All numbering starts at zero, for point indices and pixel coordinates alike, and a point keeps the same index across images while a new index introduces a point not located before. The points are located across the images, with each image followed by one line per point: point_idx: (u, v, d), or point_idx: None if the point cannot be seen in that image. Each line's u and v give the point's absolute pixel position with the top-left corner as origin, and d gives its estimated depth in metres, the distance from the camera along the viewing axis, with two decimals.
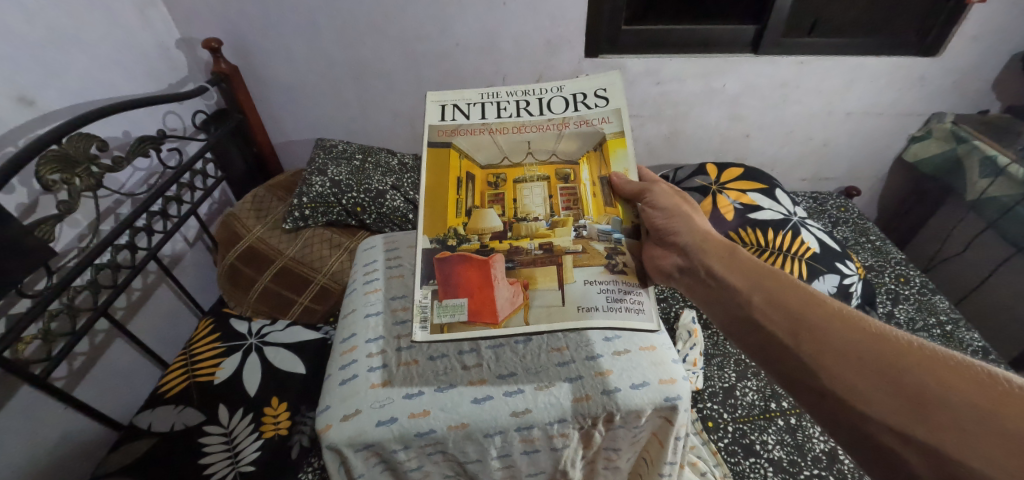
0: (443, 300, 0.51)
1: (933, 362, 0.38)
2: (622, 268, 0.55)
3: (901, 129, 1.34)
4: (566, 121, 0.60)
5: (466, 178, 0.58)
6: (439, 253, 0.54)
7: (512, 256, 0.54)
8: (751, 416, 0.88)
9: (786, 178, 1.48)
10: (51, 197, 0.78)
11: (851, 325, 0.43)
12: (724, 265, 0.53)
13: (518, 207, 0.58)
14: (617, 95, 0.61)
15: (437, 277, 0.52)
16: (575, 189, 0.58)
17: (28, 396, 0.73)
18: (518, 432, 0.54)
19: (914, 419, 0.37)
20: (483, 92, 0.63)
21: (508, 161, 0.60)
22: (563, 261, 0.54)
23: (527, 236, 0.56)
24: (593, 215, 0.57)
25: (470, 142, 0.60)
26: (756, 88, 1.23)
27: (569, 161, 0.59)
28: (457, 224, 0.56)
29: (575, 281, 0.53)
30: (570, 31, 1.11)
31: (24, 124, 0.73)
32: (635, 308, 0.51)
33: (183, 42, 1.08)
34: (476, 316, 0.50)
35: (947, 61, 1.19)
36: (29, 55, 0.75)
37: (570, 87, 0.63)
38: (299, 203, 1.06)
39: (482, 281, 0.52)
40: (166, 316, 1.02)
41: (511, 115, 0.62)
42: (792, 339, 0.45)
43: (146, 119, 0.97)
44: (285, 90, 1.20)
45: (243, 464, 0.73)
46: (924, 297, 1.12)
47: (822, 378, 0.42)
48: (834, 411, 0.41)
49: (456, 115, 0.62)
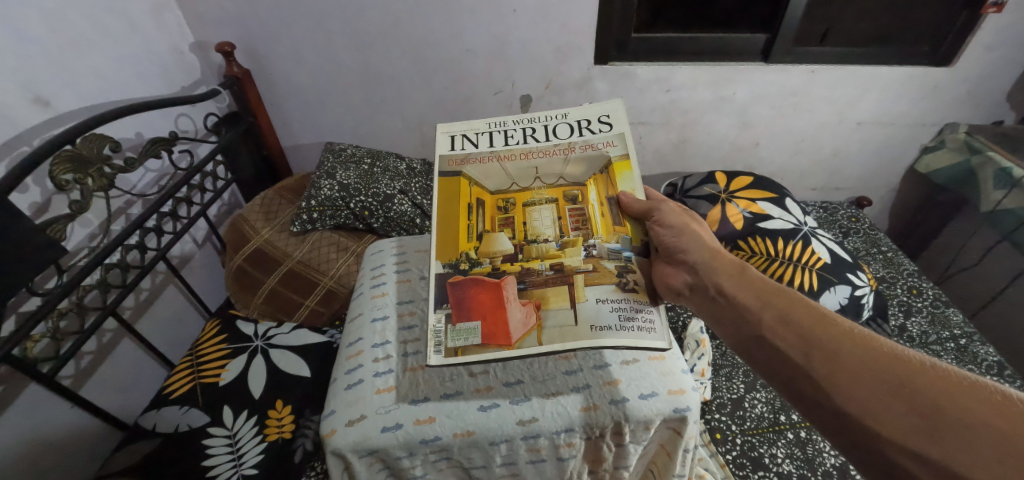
0: (457, 324, 0.51)
1: (949, 383, 0.37)
2: (633, 287, 0.54)
3: (913, 139, 1.32)
4: (571, 145, 0.62)
5: (477, 204, 0.59)
6: (451, 278, 0.54)
7: (523, 277, 0.54)
8: (760, 429, 0.86)
9: (796, 187, 1.47)
10: (63, 197, 0.78)
11: (864, 347, 0.42)
12: (733, 282, 0.52)
13: (528, 228, 0.58)
14: (620, 121, 0.62)
15: (450, 302, 0.52)
16: (584, 209, 0.59)
17: (36, 394, 0.73)
18: (524, 441, 0.53)
19: (932, 442, 0.36)
20: (490, 122, 0.64)
21: (517, 186, 0.60)
22: (574, 280, 0.53)
23: (538, 257, 0.55)
24: (602, 235, 0.57)
25: (480, 170, 0.60)
26: (766, 96, 1.22)
27: (576, 183, 0.60)
28: (469, 249, 0.56)
29: (587, 300, 0.52)
30: (578, 38, 1.11)
31: (40, 124, 0.74)
32: (646, 327, 0.51)
33: (197, 46, 1.10)
34: (489, 339, 0.49)
35: (961, 70, 1.17)
36: (46, 56, 0.76)
37: (574, 114, 0.64)
38: (307, 206, 1.07)
39: (495, 302, 0.51)
40: (173, 316, 1.03)
41: (518, 142, 0.63)
42: (805, 360, 0.43)
43: (158, 121, 0.98)
44: (296, 95, 1.21)
45: (246, 467, 0.72)
46: (937, 309, 1.10)
47: (838, 401, 0.40)
48: (851, 435, 0.39)
49: (465, 144, 0.63)
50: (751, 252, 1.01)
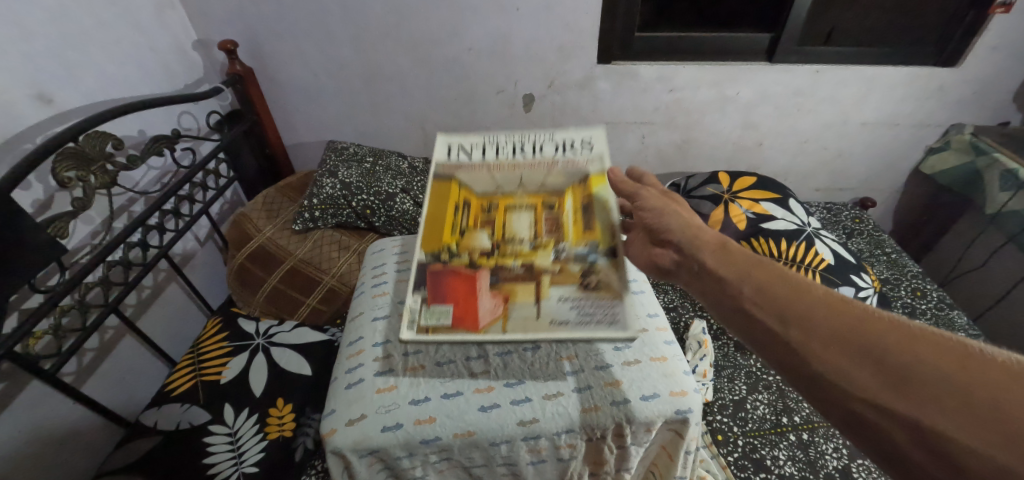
0: (432, 305, 0.49)
1: (932, 343, 0.32)
2: (596, 287, 0.50)
3: (917, 140, 1.31)
4: (555, 161, 0.64)
5: (463, 205, 0.59)
6: (430, 265, 0.52)
7: (496, 271, 0.52)
8: (761, 431, 0.86)
9: (800, 188, 1.46)
10: (66, 194, 0.79)
11: (837, 307, 0.37)
12: (703, 249, 0.49)
13: (504, 229, 0.56)
14: (601, 145, 0.66)
15: (427, 285, 0.50)
16: (559, 215, 0.57)
17: (38, 390, 0.73)
18: (525, 442, 0.53)
19: (909, 401, 0.31)
20: (485, 137, 0.68)
21: (500, 192, 0.61)
22: (541, 278, 0.51)
23: (511, 255, 0.53)
24: (573, 240, 0.55)
25: (468, 176, 0.63)
26: (770, 97, 1.22)
27: (555, 192, 0.60)
28: (450, 242, 0.55)
29: (550, 298, 0.49)
30: (582, 37, 1.11)
31: (42, 122, 0.74)
32: (606, 321, 0.47)
33: (199, 44, 1.10)
34: (459, 323, 0.47)
35: (968, 71, 1.16)
36: (49, 53, 0.76)
37: (562, 135, 0.67)
38: (310, 204, 1.07)
39: (467, 290, 0.50)
40: (175, 314, 1.03)
41: (508, 156, 0.66)
42: (777, 324, 0.39)
43: (161, 118, 0.98)
44: (299, 93, 1.21)
45: (247, 465, 0.73)
46: (941, 312, 1.09)
47: (810, 364, 0.36)
48: (827, 400, 0.35)
49: (459, 154, 0.66)
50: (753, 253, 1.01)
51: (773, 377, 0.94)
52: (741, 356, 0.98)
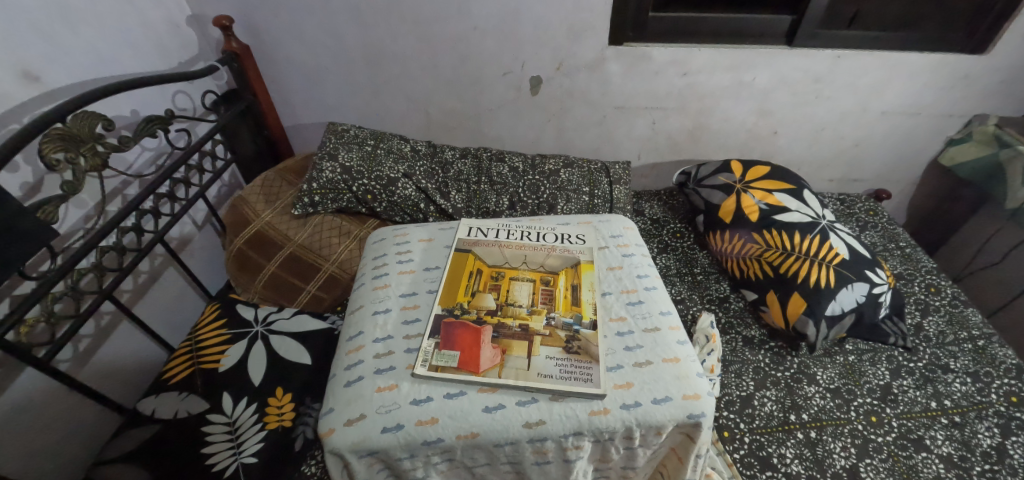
0: (442, 349, 0.55)
1: None
2: (577, 351, 0.55)
3: (938, 130, 1.27)
4: (554, 247, 0.69)
5: (476, 272, 0.65)
6: (446, 318, 0.58)
7: (498, 328, 0.57)
8: (769, 428, 0.84)
9: (813, 177, 1.42)
10: (57, 177, 0.76)
11: None
12: None
13: (507, 295, 0.62)
14: (592, 240, 0.71)
15: (440, 334, 0.56)
16: (553, 290, 0.62)
17: (33, 377, 0.72)
18: (530, 444, 0.51)
19: None
20: (499, 222, 0.74)
21: (508, 265, 0.66)
22: (533, 338, 0.56)
23: (511, 316, 0.59)
24: (561, 311, 0.60)
25: (483, 250, 0.68)
26: (789, 83, 1.17)
27: (552, 271, 0.65)
28: (463, 301, 0.61)
29: (539, 355, 0.54)
30: (594, 17, 1.05)
31: (29, 100, 0.71)
32: (583, 377, 0.53)
33: (194, 19, 1.05)
34: (464, 365, 0.53)
35: (996, 58, 1.11)
36: (34, 27, 0.72)
37: (563, 229, 0.73)
38: (309, 189, 1.03)
39: (473, 341, 0.56)
40: (172, 299, 1.01)
41: (516, 236, 0.70)
42: None
43: (154, 97, 0.94)
44: (299, 73, 1.17)
45: (246, 455, 0.71)
46: (955, 309, 1.06)
47: None
48: None
49: (478, 233, 0.71)
50: (765, 245, 1.01)
51: (783, 373, 0.92)
52: (749, 351, 0.96)
